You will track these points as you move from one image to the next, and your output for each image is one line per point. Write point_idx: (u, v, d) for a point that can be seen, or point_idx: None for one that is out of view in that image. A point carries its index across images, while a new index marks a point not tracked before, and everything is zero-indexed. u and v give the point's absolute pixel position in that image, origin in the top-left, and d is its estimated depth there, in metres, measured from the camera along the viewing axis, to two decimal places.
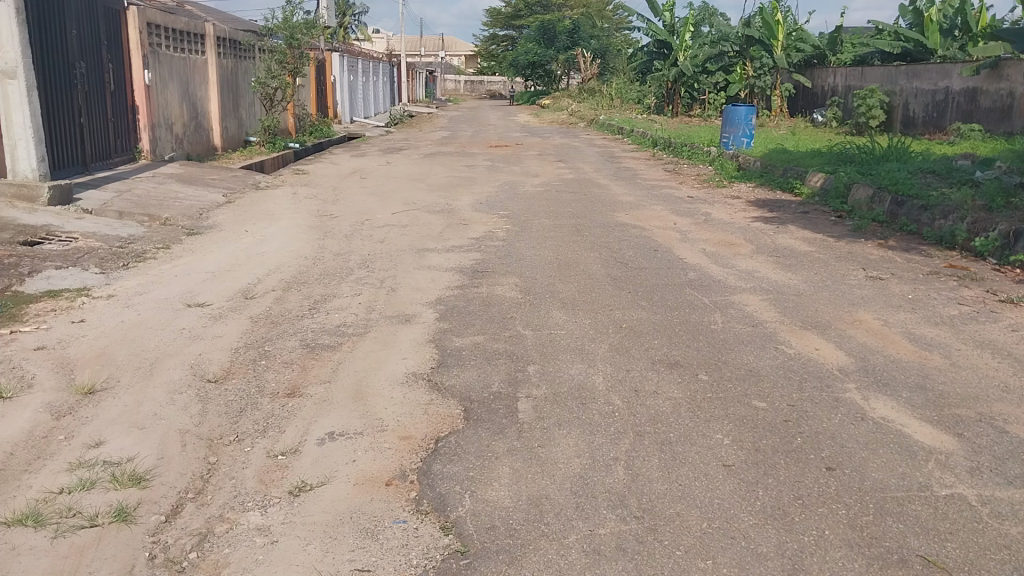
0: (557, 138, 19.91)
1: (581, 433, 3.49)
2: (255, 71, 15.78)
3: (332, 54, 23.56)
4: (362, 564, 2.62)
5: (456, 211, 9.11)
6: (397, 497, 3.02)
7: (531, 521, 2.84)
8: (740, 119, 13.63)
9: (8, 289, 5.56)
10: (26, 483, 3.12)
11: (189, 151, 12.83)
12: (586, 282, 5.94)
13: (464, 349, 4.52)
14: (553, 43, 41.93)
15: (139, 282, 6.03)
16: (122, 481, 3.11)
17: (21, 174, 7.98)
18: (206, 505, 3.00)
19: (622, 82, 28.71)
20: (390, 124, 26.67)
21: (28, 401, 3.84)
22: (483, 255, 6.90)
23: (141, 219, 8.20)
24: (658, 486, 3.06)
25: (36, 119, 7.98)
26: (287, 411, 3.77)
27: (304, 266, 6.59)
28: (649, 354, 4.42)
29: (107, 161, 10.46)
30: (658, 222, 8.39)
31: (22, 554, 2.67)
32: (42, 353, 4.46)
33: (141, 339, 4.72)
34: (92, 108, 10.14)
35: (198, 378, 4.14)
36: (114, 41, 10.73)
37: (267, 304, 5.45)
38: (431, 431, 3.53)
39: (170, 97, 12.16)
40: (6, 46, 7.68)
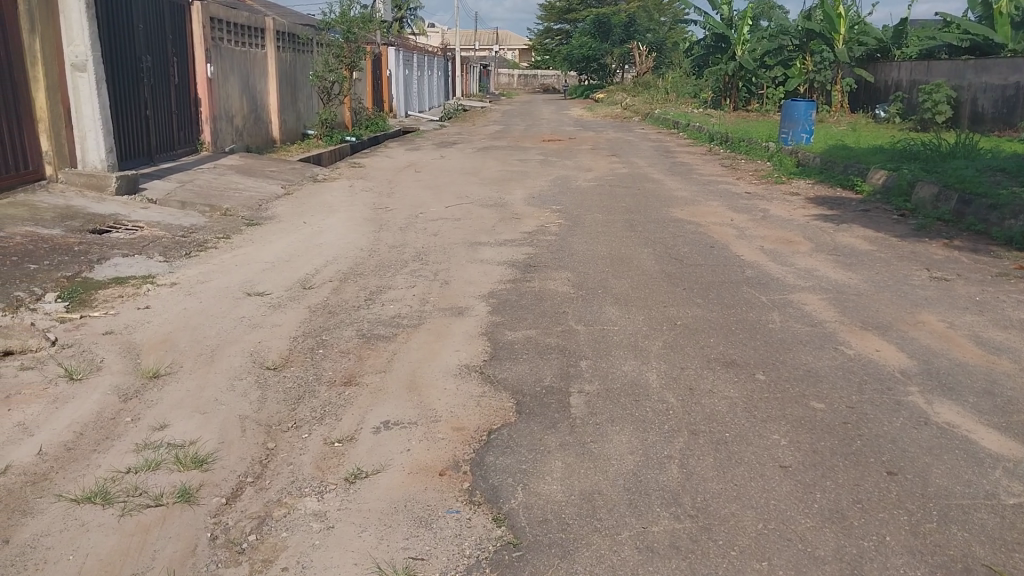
0: (611, 132, 19.80)
1: (635, 430, 3.46)
2: (312, 65, 16.03)
3: (388, 47, 23.76)
4: (416, 552, 2.65)
5: (509, 205, 9.13)
6: (451, 487, 3.05)
7: (583, 516, 2.84)
8: (799, 114, 13.30)
9: (78, 275, 5.76)
10: (95, 462, 3.23)
11: (249, 143, 13.12)
12: (639, 278, 5.90)
13: (517, 342, 4.54)
14: (608, 36, 41.52)
15: (200, 271, 6.19)
16: (185, 463, 3.20)
17: (90, 164, 8.26)
18: (265, 489, 3.07)
19: (678, 76, 28.45)
20: (443, 118, 26.82)
21: (96, 383, 3.98)
22: (535, 249, 6.90)
23: (203, 209, 8.42)
24: (713, 486, 3.03)
25: (105, 112, 8.24)
26: (344, 399, 3.84)
27: (360, 257, 6.68)
28: (704, 353, 4.36)
29: (169, 152, 10.76)
30: (714, 219, 8.27)
31: (91, 531, 2.78)
32: (110, 338, 4.62)
33: (202, 326, 4.85)
34: (158, 100, 10.42)
35: (257, 365, 4.25)
36: (179, 36, 11.02)
37: (325, 294, 5.55)
38: (484, 423, 3.55)
39: (231, 90, 12.43)
40: (78, 40, 7.95)
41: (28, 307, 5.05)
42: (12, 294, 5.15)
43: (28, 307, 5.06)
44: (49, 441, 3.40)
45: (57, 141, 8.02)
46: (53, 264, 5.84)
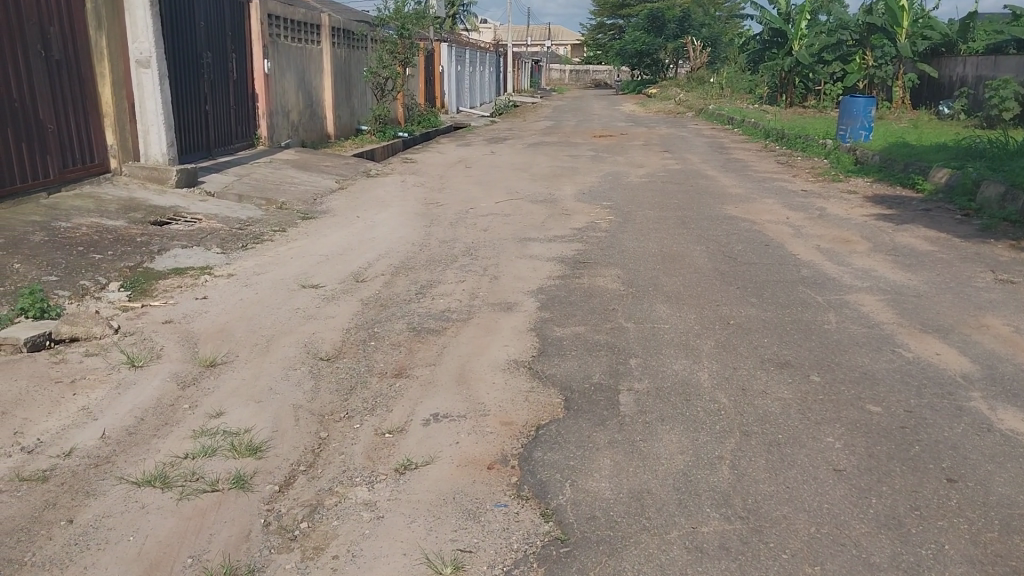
0: (664, 128, 19.62)
1: (685, 429, 3.43)
2: (366, 62, 16.21)
3: (440, 44, 23.91)
4: (464, 544, 2.67)
5: (559, 201, 9.10)
6: (499, 480, 3.06)
7: (632, 514, 2.82)
8: (858, 111, 12.99)
9: (140, 266, 5.93)
10: (154, 447, 3.33)
11: (304, 138, 13.36)
12: (692, 276, 5.84)
13: (565, 339, 4.54)
14: (662, 31, 40.97)
15: (256, 262, 6.32)
16: (240, 450, 3.28)
17: (153, 158, 8.54)
18: (317, 477, 3.13)
19: (733, 71, 28.08)
20: (494, 114, 26.90)
21: (156, 370, 4.10)
22: (585, 245, 6.88)
23: (259, 202, 8.59)
24: (765, 488, 2.98)
25: (167, 107, 8.47)
26: (394, 391, 3.89)
27: (412, 251, 6.74)
28: (758, 353, 4.30)
29: (227, 147, 11.01)
30: (769, 217, 8.13)
31: (151, 513, 2.86)
32: (170, 326, 4.76)
33: (258, 317, 4.95)
34: (217, 95, 10.66)
35: (311, 356, 4.32)
36: (239, 33, 11.25)
37: (377, 288, 5.62)
38: (532, 418, 3.56)
39: (287, 86, 12.66)
40: (142, 37, 8.19)
41: (93, 296, 5.23)
42: (78, 283, 5.34)
43: (93, 296, 5.24)
44: (112, 425, 3.51)
45: (122, 135, 8.26)
46: (117, 254, 6.03)
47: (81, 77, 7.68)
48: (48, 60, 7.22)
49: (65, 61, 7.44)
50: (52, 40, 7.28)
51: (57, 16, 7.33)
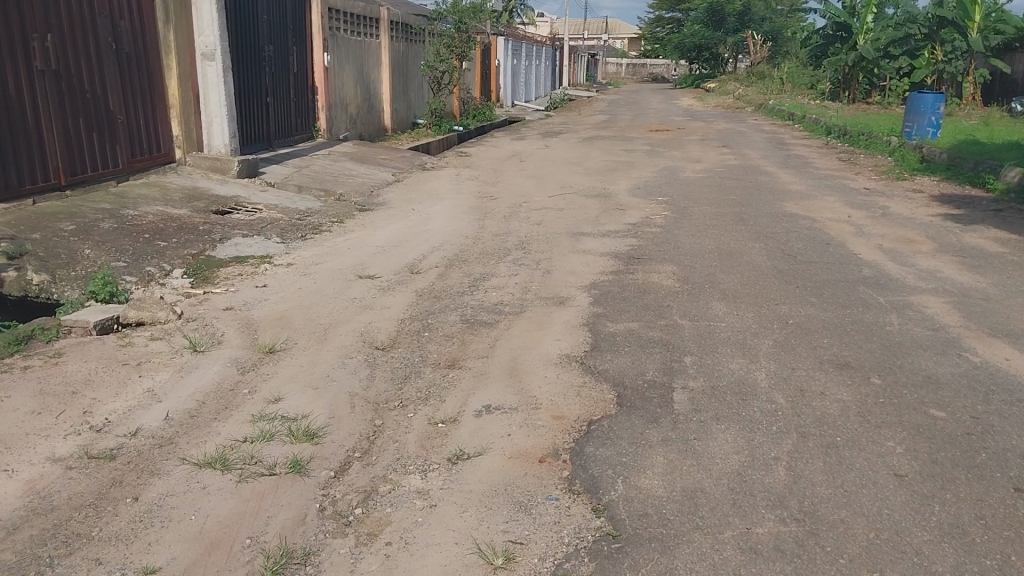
0: (721, 123, 19.33)
1: (741, 429, 3.38)
2: (424, 55, 16.31)
3: (497, 37, 23.93)
4: (515, 536, 2.68)
5: (614, 196, 9.04)
6: (550, 474, 3.07)
7: (684, 513, 2.80)
8: (926, 107, 12.59)
9: (203, 253, 6.09)
10: (215, 430, 3.43)
11: (361, 131, 13.53)
12: (749, 274, 5.75)
13: (618, 334, 4.51)
14: (721, 24, 40.24)
15: (314, 253, 6.43)
16: (297, 436, 3.35)
17: (215, 149, 8.74)
18: (372, 465, 3.17)
19: (795, 67, 27.51)
20: (549, 108, 26.86)
21: (218, 355, 4.21)
22: (639, 241, 6.83)
23: (318, 193, 8.74)
24: (822, 490, 2.93)
25: (230, 99, 8.66)
26: (447, 381, 3.93)
27: (465, 244, 6.78)
28: (817, 353, 4.21)
29: (287, 139, 11.23)
30: (830, 215, 7.94)
31: (211, 494, 2.95)
32: (231, 313, 4.88)
33: (316, 305, 5.05)
34: (278, 88, 10.85)
35: (366, 345, 4.39)
36: (300, 27, 11.42)
37: (431, 280, 5.67)
38: (584, 413, 3.55)
39: (346, 79, 12.83)
40: (208, 31, 8.39)
41: (158, 283, 5.39)
42: (144, 269, 5.50)
43: (158, 282, 5.41)
44: (175, 407, 3.62)
45: (187, 126, 8.49)
46: (181, 241, 6.19)
47: (149, 69, 7.91)
48: (119, 52, 7.45)
49: (135, 53, 7.66)
50: (123, 33, 7.50)
51: (127, 10, 7.54)
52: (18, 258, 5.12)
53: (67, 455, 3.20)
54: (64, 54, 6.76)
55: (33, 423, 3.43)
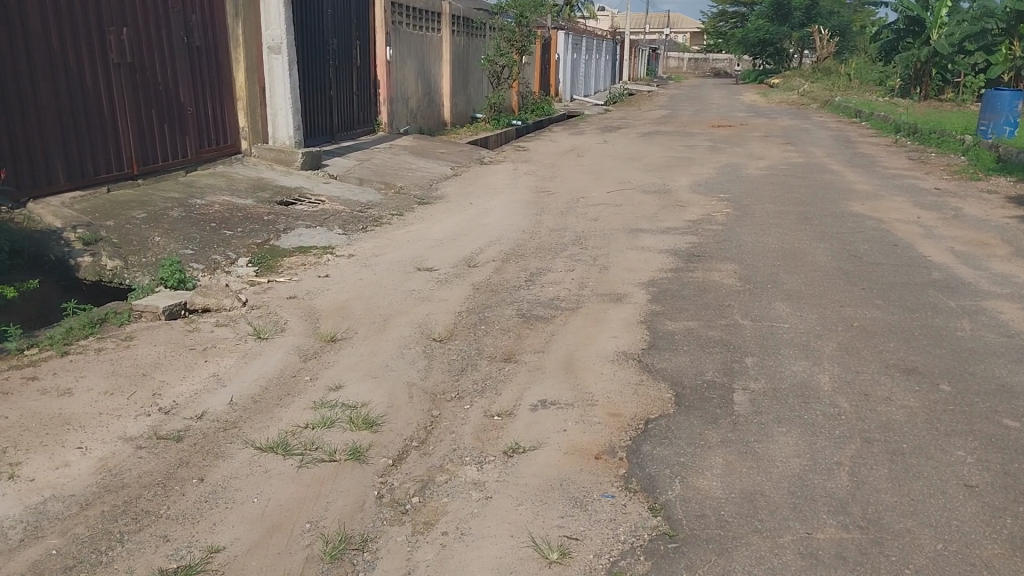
0: (786, 119, 18.93)
1: (802, 433, 3.32)
2: (484, 49, 16.37)
3: (557, 31, 23.85)
4: (571, 532, 2.68)
5: (673, 192, 8.94)
6: (606, 471, 3.05)
7: (743, 515, 2.76)
8: (1003, 104, 12.11)
9: (267, 243, 6.23)
10: (278, 415, 3.51)
11: (421, 125, 13.67)
12: (813, 274, 5.63)
13: (676, 333, 4.46)
14: (787, 19, 39.31)
15: (374, 244, 6.52)
16: (357, 423, 3.40)
17: (280, 141, 8.92)
18: (429, 454, 3.21)
19: (863, 62, 26.74)
20: (608, 102, 26.72)
21: (281, 343, 4.31)
22: (699, 238, 6.74)
23: (378, 186, 8.86)
24: (886, 498, 2.85)
25: (295, 91, 8.82)
26: (503, 374, 3.94)
27: (522, 239, 6.79)
28: (883, 357, 4.10)
29: (349, 131, 11.41)
30: (898, 215, 7.71)
31: (273, 477, 3.02)
32: (293, 302, 4.98)
33: (376, 296, 5.12)
34: (341, 81, 11.02)
35: (424, 336, 4.43)
36: (364, 21, 11.57)
37: (488, 273, 5.70)
38: (641, 411, 3.52)
39: (407, 74, 12.96)
40: (274, 25, 8.55)
41: (224, 270, 5.54)
42: (211, 257, 5.65)
43: (224, 270, 5.55)
44: (239, 392, 3.71)
45: (253, 118, 8.69)
46: (246, 231, 6.35)
47: (218, 62, 8.11)
48: (190, 45, 7.66)
49: (205, 46, 7.88)
50: (194, 27, 7.71)
51: (198, 4, 7.75)
52: (93, 244, 5.32)
53: (138, 435, 3.32)
54: (138, 47, 6.97)
55: (105, 403, 3.57)
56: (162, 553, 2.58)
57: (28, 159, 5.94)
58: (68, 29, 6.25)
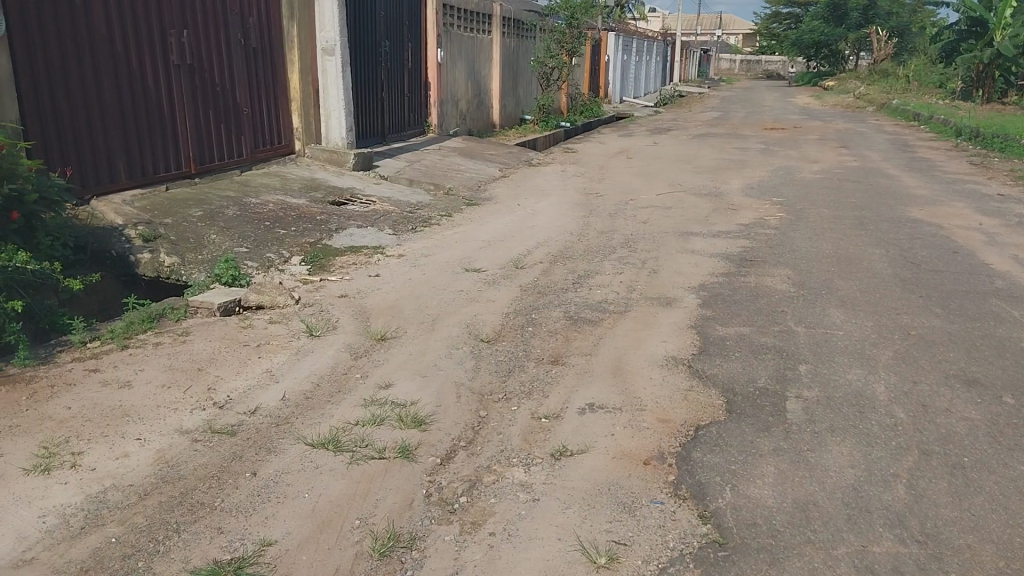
0: (841, 122, 18.55)
1: (857, 442, 3.25)
2: (534, 51, 16.38)
3: (608, 33, 23.75)
4: (619, 537, 2.66)
5: (725, 196, 8.83)
6: (656, 477, 3.02)
7: (796, 525, 2.71)
8: None
9: (319, 242, 6.33)
10: (329, 411, 3.56)
11: (471, 126, 13.74)
12: (869, 281, 5.50)
13: (728, 339, 4.40)
14: (843, 20, 38.48)
15: (424, 245, 6.57)
16: (406, 421, 3.44)
17: (333, 142, 9.05)
18: (477, 454, 3.22)
19: (922, 64, 26.07)
20: (658, 104, 26.50)
21: (332, 341, 4.37)
22: (751, 242, 6.64)
23: (428, 187, 8.93)
24: (945, 513, 2.77)
25: (348, 93, 8.93)
26: (551, 377, 3.94)
27: (571, 241, 6.77)
28: (942, 367, 3.99)
29: (399, 133, 11.52)
30: (958, 221, 7.49)
31: (324, 473, 3.06)
32: (345, 300, 5.05)
33: (425, 296, 5.16)
34: (393, 83, 11.13)
35: (472, 337, 4.45)
36: (416, 23, 11.66)
37: (536, 275, 5.69)
38: (692, 417, 3.48)
39: (457, 76, 13.04)
40: (328, 27, 8.68)
41: (278, 269, 5.64)
42: (265, 255, 5.76)
43: (278, 268, 5.65)
44: (291, 389, 3.77)
45: (307, 119, 8.83)
46: (300, 230, 6.45)
47: (274, 64, 8.27)
48: (247, 47, 7.82)
49: (261, 48, 8.03)
50: (251, 29, 7.87)
51: (256, 7, 7.92)
52: (152, 241, 5.46)
53: (193, 428, 3.40)
54: (197, 50, 7.15)
55: (163, 396, 3.66)
56: (217, 544, 2.64)
57: (92, 158, 6.12)
58: (132, 32, 6.44)
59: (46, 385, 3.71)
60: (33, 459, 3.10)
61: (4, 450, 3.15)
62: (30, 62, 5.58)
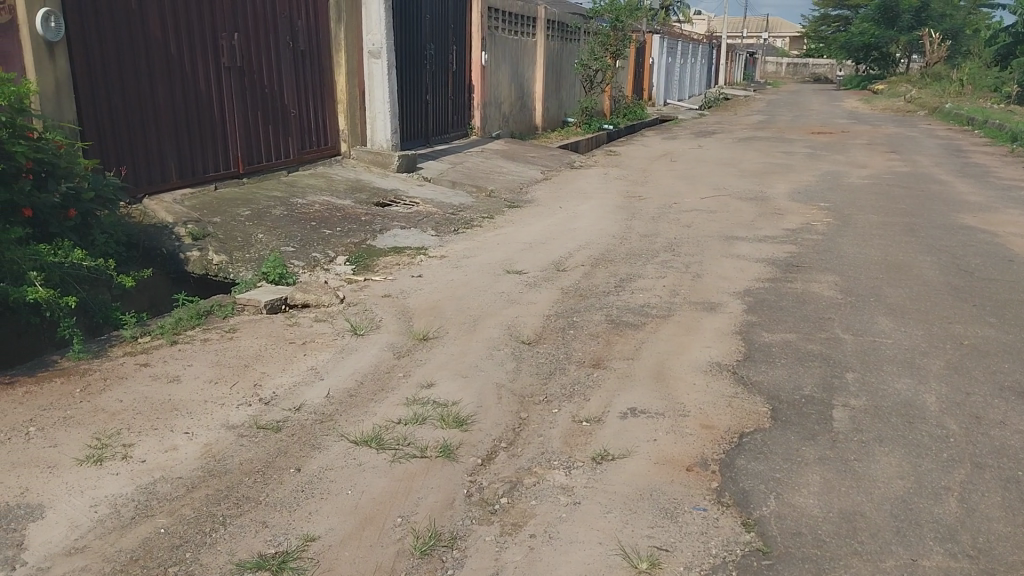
0: (891, 126, 18.19)
1: (907, 453, 3.18)
2: (578, 54, 16.35)
3: (653, 36, 23.63)
4: (660, 542, 2.64)
5: (770, 200, 8.72)
6: (698, 483, 3.00)
7: (842, 536, 2.66)
8: None
9: (364, 242, 6.40)
10: (372, 410, 3.60)
11: (513, 129, 13.77)
12: (919, 288, 5.38)
13: (774, 345, 4.34)
14: (895, 22, 37.70)
15: (466, 246, 6.60)
16: (447, 421, 3.46)
17: (378, 143, 9.15)
18: (517, 456, 3.23)
19: (977, 67, 25.43)
20: (702, 107, 26.26)
21: (375, 340, 4.41)
22: (797, 248, 6.54)
23: (470, 189, 8.97)
24: (999, 528, 2.70)
25: (393, 95, 9.01)
26: (592, 380, 3.93)
27: (613, 244, 6.74)
28: (996, 379, 3.89)
29: (443, 135, 11.60)
30: (1014, 229, 7.29)
31: (366, 470, 3.10)
32: (388, 300, 5.10)
33: (468, 297, 5.19)
34: (437, 85, 11.20)
35: (513, 339, 4.46)
36: (461, 26, 11.73)
37: (578, 278, 5.68)
38: (735, 424, 3.44)
39: (501, 79, 13.09)
40: (375, 30, 8.77)
41: (323, 268, 5.72)
42: (311, 255, 5.84)
43: (323, 268, 5.73)
44: (335, 386, 3.83)
45: (353, 121, 8.93)
46: (345, 230, 6.54)
47: (321, 67, 8.38)
48: (295, 50, 7.94)
49: (309, 50, 8.15)
50: (300, 32, 7.99)
51: (305, 10, 8.04)
52: (202, 239, 5.58)
53: (240, 424, 3.46)
54: (247, 52, 7.28)
55: (210, 391, 3.74)
56: (261, 539, 2.68)
57: (145, 158, 6.26)
58: (184, 35, 6.59)
59: (99, 378, 3.82)
60: (86, 450, 3.19)
61: (58, 440, 3.25)
62: (88, 64, 5.74)
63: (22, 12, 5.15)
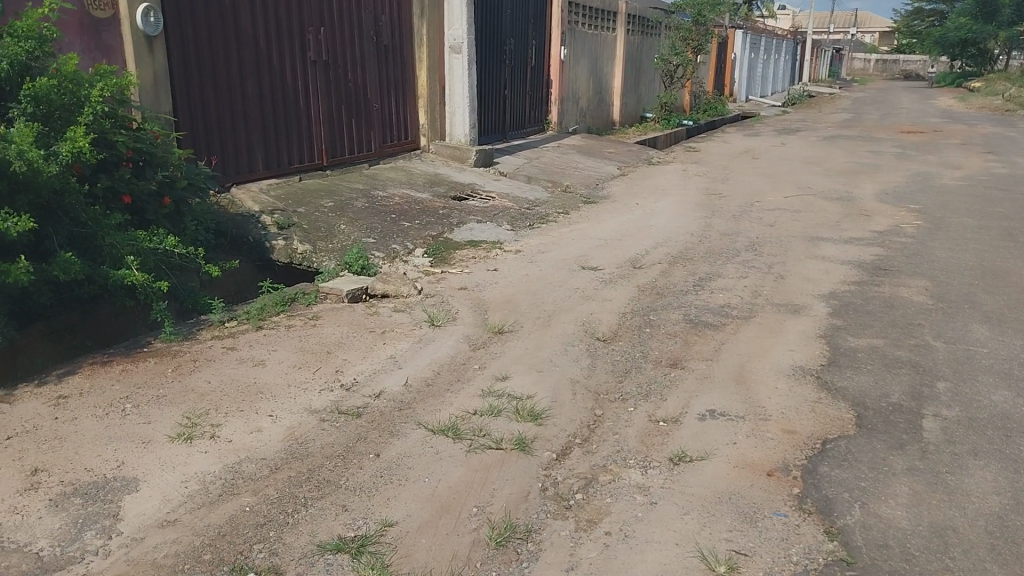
0: (989, 125, 17.36)
1: (1003, 469, 3.03)
2: (658, 49, 16.15)
3: (736, 30, 23.14)
4: (738, 547, 2.59)
5: (857, 200, 8.43)
6: (778, 489, 2.93)
7: (932, 551, 2.56)
8: None
9: (441, 235, 6.47)
10: (449, 400, 3.64)
11: (591, 124, 13.71)
12: (1018, 296, 5.12)
13: (859, 351, 4.21)
14: (994, 17, 35.94)
15: (542, 241, 6.60)
16: (523, 414, 3.47)
17: (456, 138, 9.25)
18: (592, 453, 3.22)
19: None
20: (786, 104, 25.54)
21: (452, 331, 4.46)
22: (885, 250, 6.31)
23: (547, 184, 8.97)
24: None
25: (472, 90, 9.10)
26: (670, 380, 3.88)
27: (691, 242, 6.64)
28: None
29: (520, 129, 11.63)
30: None
31: (443, 459, 3.14)
32: (465, 293, 5.15)
33: (543, 292, 5.20)
34: (516, 80, 11.24)
35: (589, 335, 4.44)
36: (542, 20, 11.73)
37: (654, 276, 5.62)
38: (818, 430, 3.35)
39: (579, 74, 13.03)
40: (456, 25, 8.88)
41: (402, 259, 5.81)
42: (390, 246, 5.94)
43: (402, 259, 5.82)
44: (413, 375, 3.89)
45: (433, 115, 9.05)
46: (423, 222, 6.62)
47: (403, 61, 8.50)
48: (378, 44, 8.07)
49: (392, 44, 8.27)
50: (383, 26, 8.11)
51: (389, 5, 8.15)
52: (287, 228, 5.74)
53: (321, 409, 3.55)
54: (332, 46, 7.44)
55: (294, 376, 3.85)
56: (341, 521, 2.75)
57: (233, 148, 6.48)
58: (273, 30, 6.78)
59: (189, 359, 3.98)
60: (177, 427, 3.32)
61: (152, 417, 3.40)
62: (183, 58, 5.97)
63: (124, 6, 5.37)
